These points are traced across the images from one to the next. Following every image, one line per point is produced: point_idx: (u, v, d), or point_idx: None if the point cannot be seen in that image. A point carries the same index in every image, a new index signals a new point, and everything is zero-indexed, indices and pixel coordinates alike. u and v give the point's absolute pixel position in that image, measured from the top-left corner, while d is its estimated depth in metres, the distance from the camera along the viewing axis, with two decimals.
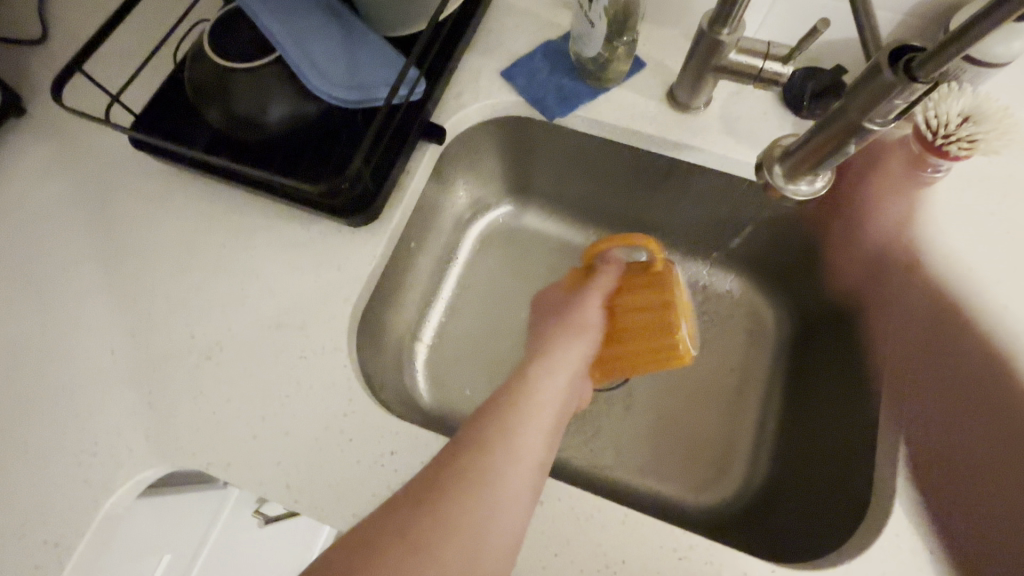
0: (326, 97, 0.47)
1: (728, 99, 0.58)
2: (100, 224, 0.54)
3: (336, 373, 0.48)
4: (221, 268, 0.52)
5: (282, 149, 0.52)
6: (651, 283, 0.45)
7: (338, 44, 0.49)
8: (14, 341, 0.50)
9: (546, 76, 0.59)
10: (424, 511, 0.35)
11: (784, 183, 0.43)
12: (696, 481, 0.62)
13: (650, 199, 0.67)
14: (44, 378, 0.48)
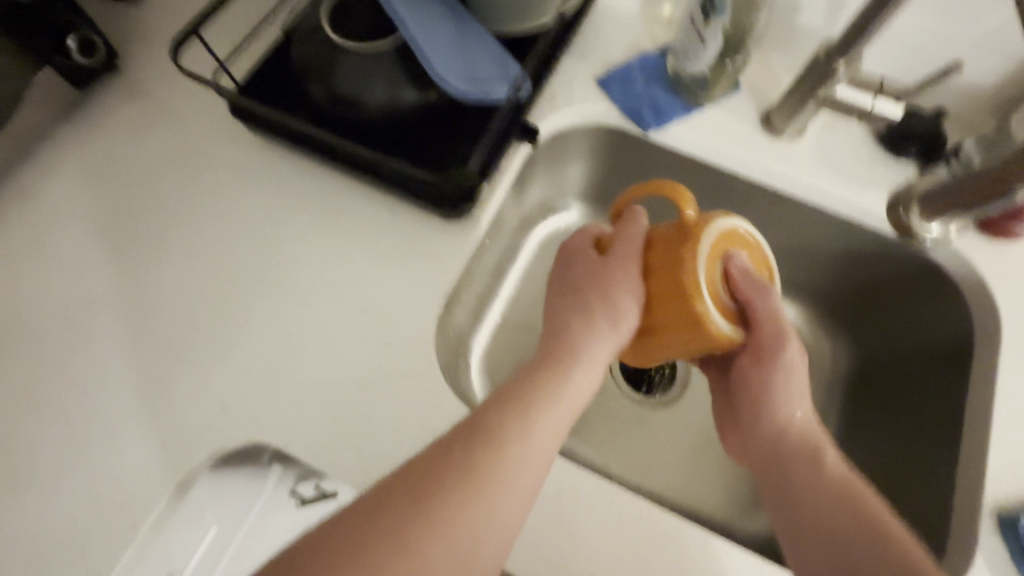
0: (441, 86, 0.46)
1: (822, 130, 0.58)
2: (188, 189, 0.54)
3: (419, 365, 0.48)
4: (308, 247, 0.51)
5: (382, 134, 0.51)
6: (672, 249, 0.41)
7: (455, 36, 0.49)
8: (95, 301, 0.50)
9: (642, 88, 0.59)
10: (411, 508, 0.34)
11: (918, 221, 0.53)
12: (739, 507, 0.67)
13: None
14: (124, 342, 0.48)
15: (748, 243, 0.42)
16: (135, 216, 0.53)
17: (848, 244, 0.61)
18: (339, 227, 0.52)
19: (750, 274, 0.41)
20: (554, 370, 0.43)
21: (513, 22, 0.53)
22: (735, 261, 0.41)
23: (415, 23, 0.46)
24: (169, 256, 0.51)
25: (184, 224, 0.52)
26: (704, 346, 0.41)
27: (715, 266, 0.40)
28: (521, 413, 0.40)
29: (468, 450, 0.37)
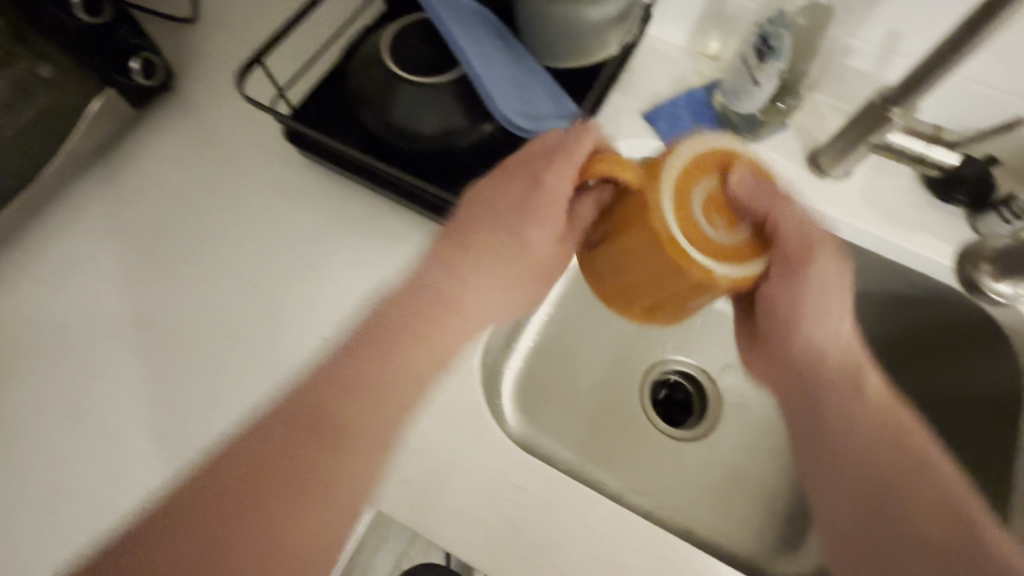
0: (501, 118, 0.47)
1: (869, 172, 0.58)
2: (236, 211, 0.54)
3: (465, 398, 0.47)
4: (356, 274, 0.51)
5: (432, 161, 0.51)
6: (631, 218, 0.32)
7: (513, 70, 0.49)
8: (143, 318, 0.50)
9: (688, 124, 0.59)
10: (259, 507, 0.35)
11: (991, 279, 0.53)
12: (770, 546, 0.66)
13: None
14: (166, 362, 0.48)
15: (715, 159, 0.33)
16: (184, 234, 0.53)
17: (892, 285, 0.60)
18: (387, 254, 0.52)
19: (741, 188, 0.33)
20: (442, 310, 0.43)
21: (574, 57, 0.54)
22: (713, 192, 0.32)
23: (477, 56, 0.47)
24: (218, 278, 0.51)
25: (232, 246, 0.53)
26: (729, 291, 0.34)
27: (689, 207, 0.31)
28: (382, 384, 0.40)
29: (308, 449, 0.37)
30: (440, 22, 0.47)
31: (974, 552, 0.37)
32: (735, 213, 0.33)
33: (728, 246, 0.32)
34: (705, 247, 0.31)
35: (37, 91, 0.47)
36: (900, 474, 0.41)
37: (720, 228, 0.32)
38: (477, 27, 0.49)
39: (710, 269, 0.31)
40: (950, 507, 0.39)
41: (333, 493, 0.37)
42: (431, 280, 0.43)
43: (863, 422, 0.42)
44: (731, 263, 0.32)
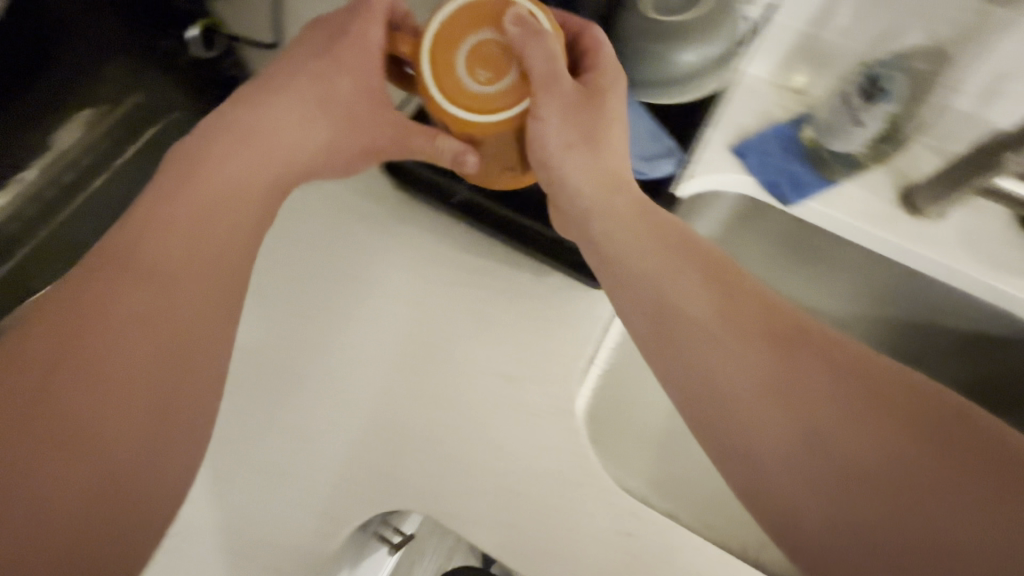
0: None
1: (966, 212, 0.57)
2: (330, 241, 0.55)
3: (570, 438, 0.47)
4: (457, 309, 0.52)
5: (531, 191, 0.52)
6: None
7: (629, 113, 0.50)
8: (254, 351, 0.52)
9: (779, 161, 0.59)
10: (104, 458, 0.35)
11: None
12: None
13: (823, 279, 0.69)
14: (282, 393, 0.51)
15: (474, 15, 0.40)
16: (290, 264, 0.55)
17: (980, 322, 0.61)
18: (485, 288, 0.53)
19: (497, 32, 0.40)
20: (203, 179, 0.42)
21: (672, 94, 0.53)
22: (465, 49, 0.40)
23: None
24: (325, 315, 0.53)
25: (331, 278, 0.54)
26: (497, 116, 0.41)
27: (433, 59, 0.40)
28: (206, 254, 0.41)
29: (141, 393, 0.37)
30: None
31: (933, 414, 0.33)
32: (498, 65, 0.40)
33: (490, 98, 0.41)
34: (448, 93, 0.40)
35: (145, 126, 0.50)
36: (830, 371, 0.35)
37: (489, 84, 0.41)
38: None
39: (460, 115, 0.41)
40: (880, 382, 0.35)
41: (134, 386, 0.36)
42: (231, 139, 0.44)
43: (659, 258, 0.41)
44: (471, 105, 0.40)
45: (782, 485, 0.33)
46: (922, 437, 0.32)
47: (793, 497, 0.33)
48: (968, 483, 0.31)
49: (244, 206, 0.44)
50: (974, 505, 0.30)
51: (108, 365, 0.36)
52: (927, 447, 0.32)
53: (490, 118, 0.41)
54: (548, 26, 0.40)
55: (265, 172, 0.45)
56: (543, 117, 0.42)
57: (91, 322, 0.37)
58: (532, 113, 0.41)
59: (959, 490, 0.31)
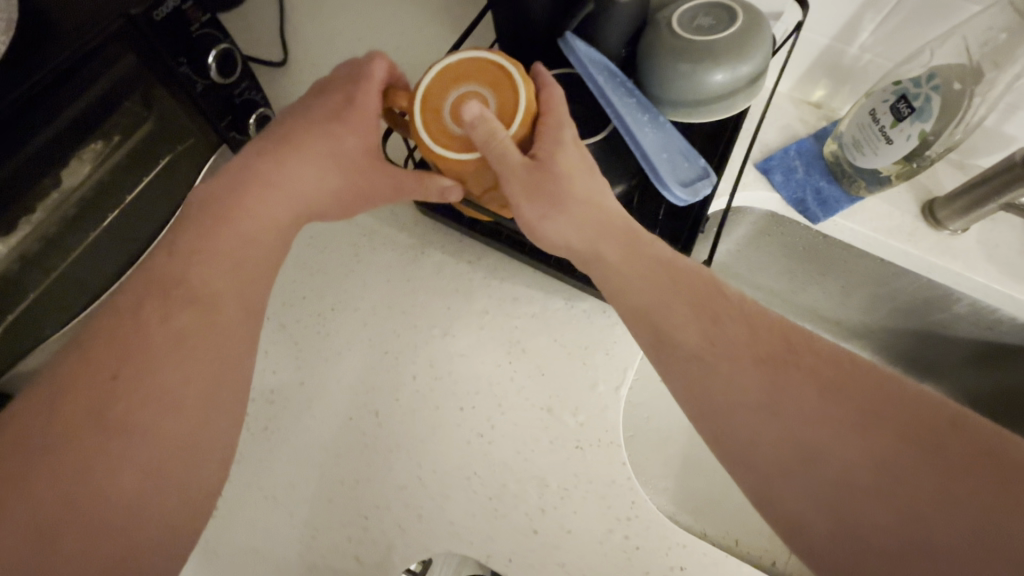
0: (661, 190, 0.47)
1: (984, 225, 0.58)
2: (353, 270, 0.54)
3: (613, 472, 0.46)
4: (491, 337, 0.51)
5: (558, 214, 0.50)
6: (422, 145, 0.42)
7: (664, 133, 0.48)
8: (277, 387, 0.51)
9: (804, 177, 0.59)
10: (108, 503, 0.34)
11: None
12: None
13: (843, 291, 0.69)
14: (307, 432, 0.49)
15: (475, 66, 0.39)
16: (314, 297, 0.53)
17: (1004, 333, 0.61)
18: (514, 315, 0.51)
19: (479, 85, 0.39)
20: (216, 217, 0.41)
21: (707, 108, 0.52)
22: (453, 93, 0.39)
23: (636, 122, 0.47)
24: (354, 349, 0.51)
25: (359, 309, 0.53)
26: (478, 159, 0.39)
27: (421, 106, 0.39)
28: (214, 293, 0.39)
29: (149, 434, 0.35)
30: (600, 87, 0.47)
31: (935, 439, 0.30)
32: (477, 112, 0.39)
33: (457, 138, 0.39)
34: (434, 136, 0.39)
35: (163, 153, 0.51)
36: (819, 391, 0.33)
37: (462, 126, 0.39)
38: (626, 86, 0.48)
39: (443, 154, 0.39)
40: (885, 387, 0.33)
41: (131, 441, 0.35)
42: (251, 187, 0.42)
43: (645, 282, 0.39)
44: (453, 146, 0.39)
45: (782, 500, 0.32)
46: (920, 443, 0.30)
47: (778, 517, 0.32)
48: (975, 498, 0.29)
49: (259, 247, 0.42)
50: (991, 523, 0.28)
51: (104, 419, 0.35)
52: (919, 478, 0.30)
53: (453, 156, 0.39)
54: (518, 80, 0.39)
55: (284, 211, 0.43)
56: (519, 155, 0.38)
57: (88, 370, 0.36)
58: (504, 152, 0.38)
59: (958, 524, 0.28)
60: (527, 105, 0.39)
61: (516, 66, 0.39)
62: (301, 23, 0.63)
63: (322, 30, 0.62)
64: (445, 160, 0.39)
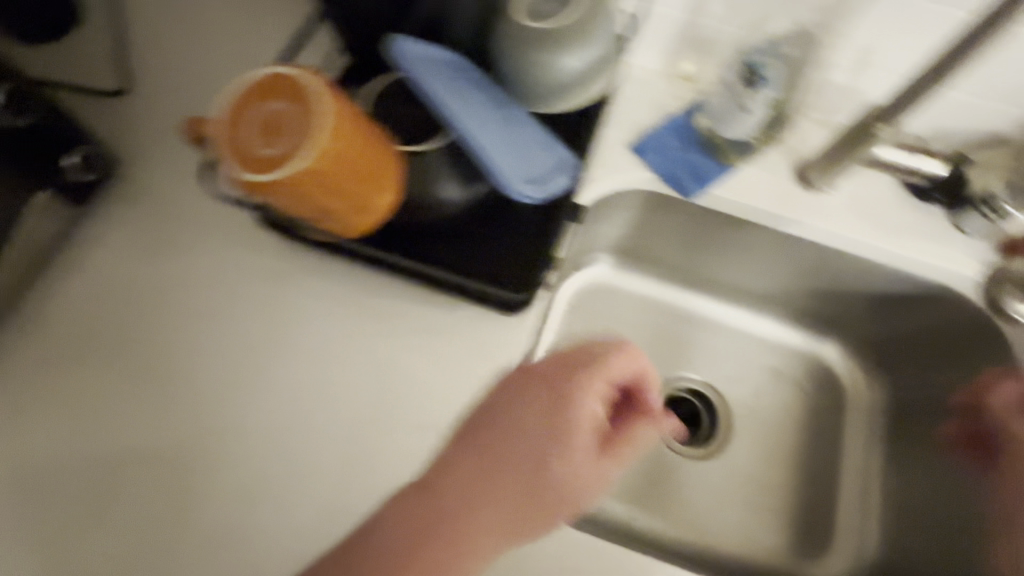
0: (509, 191, 0.45)
1: (854, 181, 0.59)
2: (213, 306, 0.50)
3: None
4: (372, 359, 0.49)
5: (408, 232, 0.47)
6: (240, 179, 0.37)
7: (508, 132, 0.47)
8: (136, 443, 0.46)
9: (677, 153, 0.58)
10: None
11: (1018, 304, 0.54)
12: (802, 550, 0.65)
13: (734, 259, 0.71)
14: (174, 486, 0.45)
15: (268, 80, 0.35)
16: (169, 341, 0.49)
17: (881, 283, 0.63)
18: (390, 330, 0.50)
19: (276, 97, 0.35)
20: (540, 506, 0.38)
21: (560, 98, 0.52)
22: (256, 112, 0.34)
23: (476, 124, 0.44)
24: (228, 391, 0.48)
25: (223, 347, 0.49)
26: (296, 176, 0.34)
27: (223, 133, 0.35)
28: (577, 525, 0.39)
29: None
30: (431, 91, 0.43)
31: None
32: (283, 128, 0.34)
33: (265, 157, 0.34)
34: (244, 161, 0.34)
35: None
36: None
37: (271, 146, 0.34)
38: (462, 85, 0.46)
39: (255, 180, 0.34)
40: None
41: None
42: (438, 533, 0.36)
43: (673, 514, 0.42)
44: (261, 170, 0.34)
45: None
46: None
47: None
48: None
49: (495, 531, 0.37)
50: None
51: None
52: None
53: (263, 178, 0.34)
54: (315, 85, 0.35)
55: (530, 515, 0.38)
56: (327, 156, 0.35)
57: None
58: (312, 162, 0.34)
59: None
60: (333, 118, 0.35)
61: (315, 79, 0.35)
62: (136, 45, 0.58)
63: (161, 51, 0.58)
64: (248, 181, 0.34)
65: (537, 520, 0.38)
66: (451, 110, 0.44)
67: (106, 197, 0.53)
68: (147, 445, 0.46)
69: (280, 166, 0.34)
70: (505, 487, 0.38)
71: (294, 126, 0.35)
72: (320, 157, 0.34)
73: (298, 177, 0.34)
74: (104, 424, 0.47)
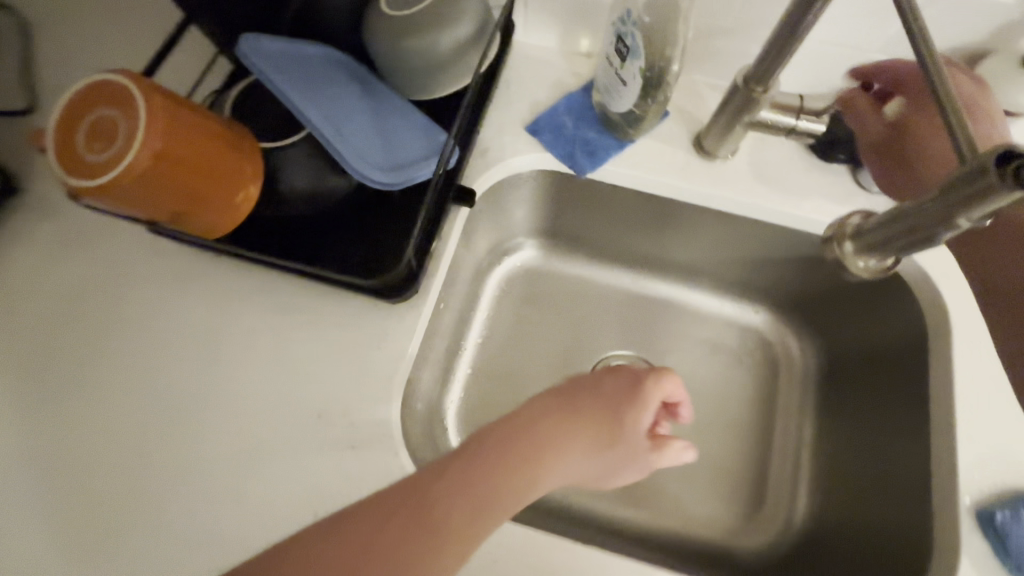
0: (367, 182, 0.44)
1: (754, 147, 0.59)
2: (110, 308, 0.52)
3: (383, 462, 0.46)
4: (262, 354, 0.50)
5: (285, 228, 0.49)
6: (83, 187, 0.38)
7: (371, 124, 0.47)
8: (39, 442, 0.48)
9: (572, 131, 0.58)
10: None
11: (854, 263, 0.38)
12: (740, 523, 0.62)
13: (655, 236, 0.68)
14: (73, 482, 0.47)
15: (92, 89, 0.36)
16: (69, 345, 0.51)
17: (795, 247, 0.62)
18: (280, 323, 0.51)
19: (102, 105, 0.36)
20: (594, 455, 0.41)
21: (440, 86, 0.52)
22: (84, 121, 0.36)
23: (330, 119, 0.45)
24: (121, 393, 0.49)
25: (120, 347, 0.51)
26: (125, 178, 0.35)
27: (56, 143, 0.36)
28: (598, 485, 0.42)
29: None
30: (281, 91, 0.44)
31: None
32: (109, 134, 0.36)
33: (91, 162, 0.35)
34: (74, 168, 0.36)
35: None
36: None
37: (99, 152, 0.36)
38: (319, 83, 0.46)
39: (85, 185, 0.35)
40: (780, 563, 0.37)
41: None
42: (502, 467, 0.37)
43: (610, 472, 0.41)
44: (88, 175, 0.35)
45: None
46: None
47: None
48: None
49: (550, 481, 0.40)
50: None
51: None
52: None
53: (90, 182, 0.35)
54: (138, 90, 0.36)
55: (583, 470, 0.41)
56: (155, 155, 0.36)
57: (344, 538, 0.33)
58: (139, 163, 0.35)
59: None
60: (157, 120, 0.36)
61: (132, 77, 0.36)
62: (40, 63, 0.60)
63: (64, 68, 0.60)
64: (77, 187, 0.35)
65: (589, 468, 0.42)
66: (304, 107, 0.44)
67: (10, 212, 0.55)
68: (56, 453, 0.48)
69: (106, 170, 0.35)
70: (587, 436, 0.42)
71: (120, 130, 0.36)
72: (151, 147, 0.36)
73: (126, 178, 0.36)
74: (24, 432, 0.49)
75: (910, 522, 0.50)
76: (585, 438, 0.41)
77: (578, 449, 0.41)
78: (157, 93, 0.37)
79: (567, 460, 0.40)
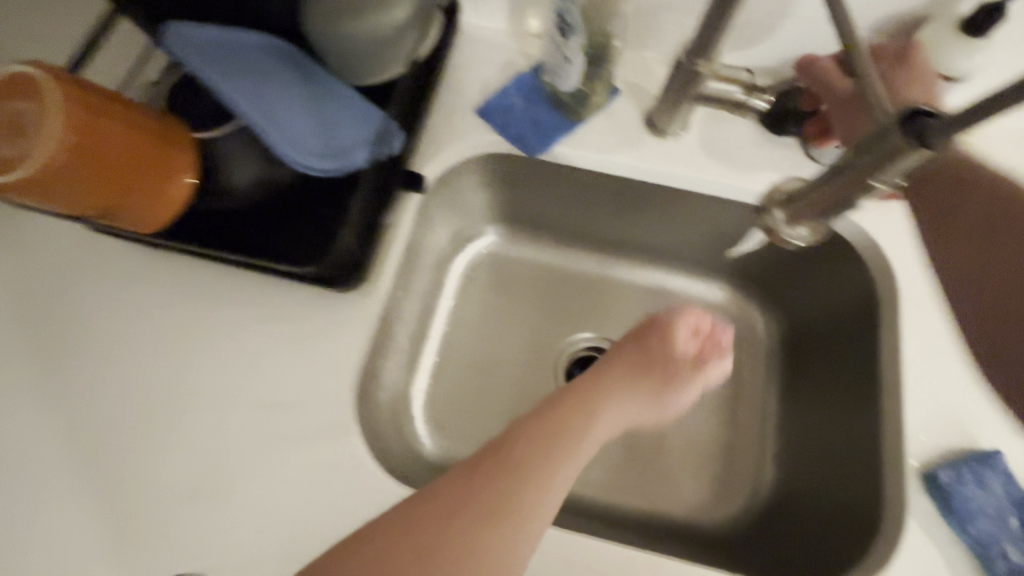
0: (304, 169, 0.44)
1: (705, 122, 0.59)
2: (57, 310, 0.51)
3: (339, 452, 0.46)
4: (212, 346, 0.49)
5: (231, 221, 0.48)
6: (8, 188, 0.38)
7: (308, 110, 0.46)
8: None
9: (522, 113, 0.58)
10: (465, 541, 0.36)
11: (784, 230, 0.38)
12: (709, 499, 0.62)
13: (618, 217, 0.67)
14: (22, 486, 0.47)
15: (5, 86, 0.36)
16: (14, 349, 0.50)
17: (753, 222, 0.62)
18: (228, 318, 0.50)
19: (15, 99, 0.36)
20: (642, 387, 0.49)
21: (379, 70, 0.52)
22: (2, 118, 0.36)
23: (261, 106, 0.44)
24: (69, 390, 0.49)
25: (66, 349, 0.50)
26: (46, 171, 0.35)
27: None
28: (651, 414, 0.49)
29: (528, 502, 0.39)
30: (208, 79, 0.43)
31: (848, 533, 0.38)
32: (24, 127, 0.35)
33: (9, 158, 0.35)
34: None
35: None
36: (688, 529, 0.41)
37: (17, 146, 0.35)
38: (251, 70, 0.45)
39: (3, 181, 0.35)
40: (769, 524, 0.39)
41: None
42: (565, 409, 0.44)
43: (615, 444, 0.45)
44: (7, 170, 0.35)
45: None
46: None
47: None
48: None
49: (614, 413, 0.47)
50: None
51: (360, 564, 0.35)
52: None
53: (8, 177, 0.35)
54: (48, 79, 0.36)
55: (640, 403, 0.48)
56: (70, 144, 0.36)
57: (450, 491, 0.38)
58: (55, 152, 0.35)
59: None
60: (71, 108, 0.36)
61: (44, 67, 0.36)
62: None
63: None
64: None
65: (642, 394, 0.49)
66: (231, 94, 0.43)
67: None
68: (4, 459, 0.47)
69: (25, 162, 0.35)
70: (637, 375, 0.49)
71: (35, 122, 0.35)
72: (66, 141, 0.35)
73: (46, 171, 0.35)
74: None
75: (861, 488, 0.51)
76: (624, 376, 0.49)
77: (626, 385, 0.48)
78: (71, 83, 0.37)
79: (619, 399, 0.47)
